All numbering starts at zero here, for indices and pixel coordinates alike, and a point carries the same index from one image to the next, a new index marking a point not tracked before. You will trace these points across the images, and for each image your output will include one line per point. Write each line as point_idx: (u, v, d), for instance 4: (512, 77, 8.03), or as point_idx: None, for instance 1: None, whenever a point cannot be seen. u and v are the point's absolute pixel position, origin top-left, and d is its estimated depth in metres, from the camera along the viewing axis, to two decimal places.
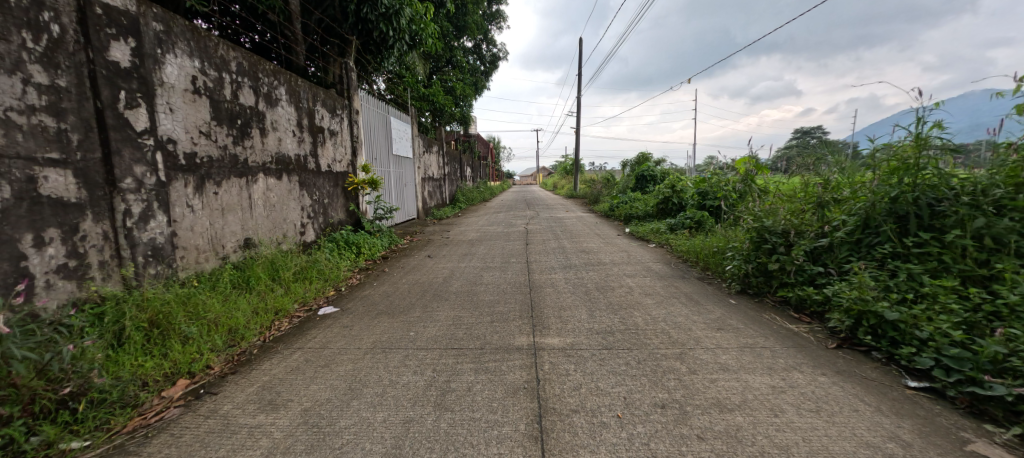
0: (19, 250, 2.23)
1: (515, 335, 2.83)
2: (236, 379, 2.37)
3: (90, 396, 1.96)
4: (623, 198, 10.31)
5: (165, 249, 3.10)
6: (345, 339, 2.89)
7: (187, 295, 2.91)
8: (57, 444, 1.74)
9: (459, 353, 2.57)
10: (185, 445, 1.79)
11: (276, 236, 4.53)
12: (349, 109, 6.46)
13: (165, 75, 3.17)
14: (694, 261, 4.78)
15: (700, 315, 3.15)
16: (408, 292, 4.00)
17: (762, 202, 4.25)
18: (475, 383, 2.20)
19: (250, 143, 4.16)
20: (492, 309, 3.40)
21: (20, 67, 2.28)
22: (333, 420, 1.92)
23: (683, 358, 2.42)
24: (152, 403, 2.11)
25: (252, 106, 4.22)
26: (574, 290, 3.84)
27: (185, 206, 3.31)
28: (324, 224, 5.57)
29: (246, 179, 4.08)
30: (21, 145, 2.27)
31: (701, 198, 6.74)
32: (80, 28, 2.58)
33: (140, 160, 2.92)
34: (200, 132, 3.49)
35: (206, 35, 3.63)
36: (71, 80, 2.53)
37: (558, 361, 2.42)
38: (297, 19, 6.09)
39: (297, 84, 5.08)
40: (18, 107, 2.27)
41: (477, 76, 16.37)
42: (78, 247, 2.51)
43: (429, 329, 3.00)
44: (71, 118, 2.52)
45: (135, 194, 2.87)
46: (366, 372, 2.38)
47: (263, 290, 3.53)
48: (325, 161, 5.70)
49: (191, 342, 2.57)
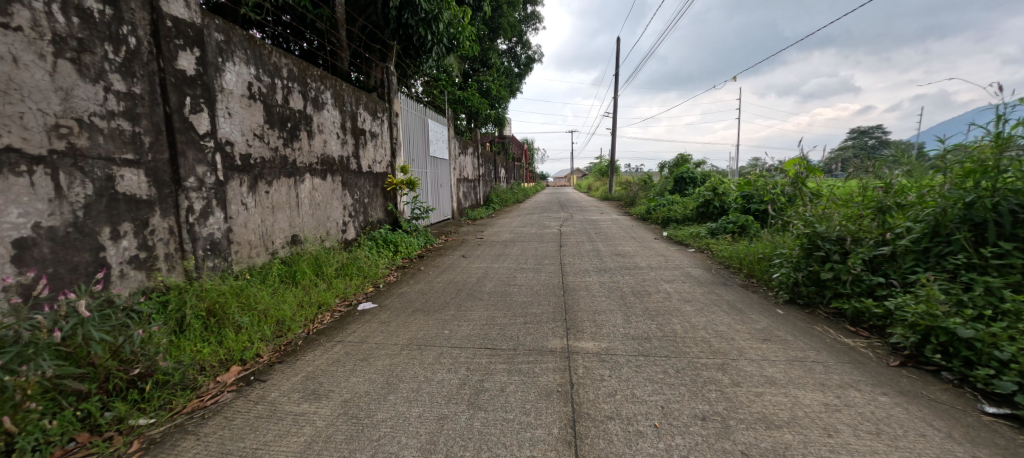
0: (98, 242, 2.44)
1: (549, 337, 2.82)
2: (283, 368, 2.50)
3: (155, 377, 2.12)
4: (660, 200, 10.01)
5: (221, 243, 3.31)
6: (382, 335, 2.97)
7: (239, 288, 3.10)
8: (127, 420, 1.89)
9: (493, 353, 2.59)
10: (237, 428, 1.90)
11: (320, 233, 4.74)
12: (390, 111, 6.67)
13: (224, 82, 3.41)
14: (736, 267, 4.60)
15: (745, 324, 3.01)
16: (443, 291, 4.07)
17: (814, 205, 4.01)
18: (508, 383, 2.20)
19: (299, 144, 4.39)
20: (526, 310, 3.41)
21: (103, 76, 2.50)
22: (372, 412, 1.98)
23: (725, 369, 2.32)
24: (208, 387, 2.26)
25: (301, 110, 4.44)
26: (609, 295, 3.76)
27: (240, 204, 3.52)
28: (364, 223, 5.77)
29: (295, 178, 4.30)
30: (103, 147, 2.49)
31: (745, 201, 6.49)
32: (153, 40, 2.81)
33: (202, 161, 3.13)
34: (255, 135, 3.72)
35: (261, 44, 3.86)
36: (144, 87, 2.75)
37: (593, 365, 2.39)
38: (341, 26, 6.35)
39: (342, 88, 5.30)
40: (101, 113, 2.48)
41: (511, 78, 16.41)
42: (147, 240, 2.73)
43: (463, 328, 3.04)
44: (145, 122, 2.74)
45: (197, 192, 3.09)
46: (402, 368, 2.44)
47: (307, 285, 3.71)
48: (366, 161, 5.92)
49: (243, 331, 2.74)
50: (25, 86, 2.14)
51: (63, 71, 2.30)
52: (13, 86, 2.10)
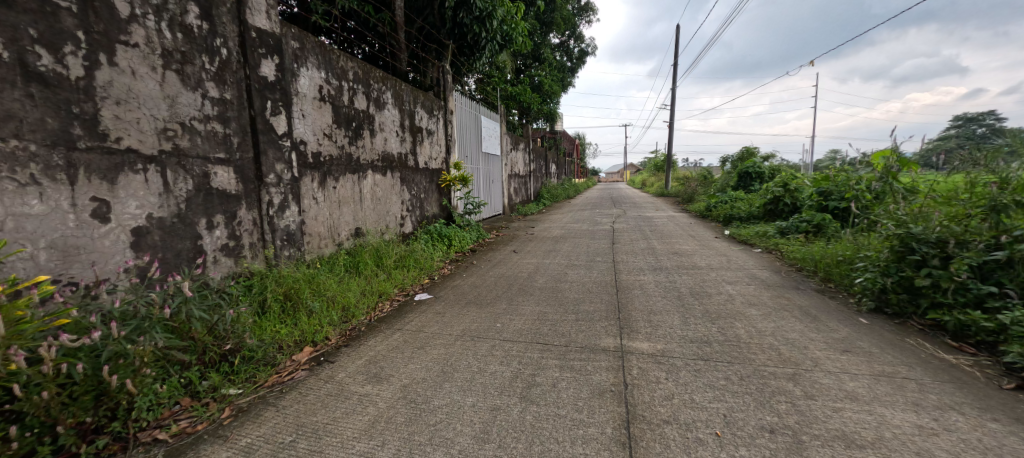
0: (197, 232, 2.76)
1: (602, 336, 2.79)
2: (349, 351, 2.69)
3: (243, 353, 2.37)
4: (722, 196, 9.47)
5: (296, 234, 3.61)
6: (438, 325, 3.09)
7: (311, 276, 3.36)
8: (221, 389, 2.13)
9: (545, 348, 2.61)
10: (311, 403, 2.08)
11: (380, 227, 5.01)
12: (445, 109, 6.88)
13: (299, 86, 3.69)
14: (811, 270, 4.25)
15: (821, 332, 2.78)
16: (495, 285, 4.15)
17: (907, 203, 3.60)
18: (561, 380, 2.21)
19: (363, 142, 4.65)
20: (578, 307, 3.39)
21: (201, 84, 2.81)
22: (428, 398, 2.07)
23: (797, 380, 2.17)
24: (286, 364, 2.49)
25: (365, 110, 4.70)
26: (665, 295, 3.63)
27: (311, 199, 3.81)
28: (420, 217, 6.01)
29: (359, 175, 4.57)
30: (200, 147, 2.80)
31: (822, 198, 5.97)
32: (240, 50, 3.10)
33: (281, 159, 3.42)
34: (325, 134, 4.01)
35: (330, 49, 4.13)
36: (234, 93, 3.06)
37: (648, 367, 2.34)
38: (400, 28, 6.61)
39: (401, 88, 5.54)
40: (199, 117, 2.79)
41: (563, 72, 16.23)
42: (235, 231, 3.04)
43: (515, 322, 3.09)
44: (234, 124, 3.05)
45: (276, 188, 3.38)
46: (457, 358, 2.53)
47: (369, 275, 3.94)
48: (423, 158, 6.15)
49: (314, 315, 2.98)
50: (142, 95, 2.45)
51: (170, 81, 2.61)
52: (134, 96, 2.41)
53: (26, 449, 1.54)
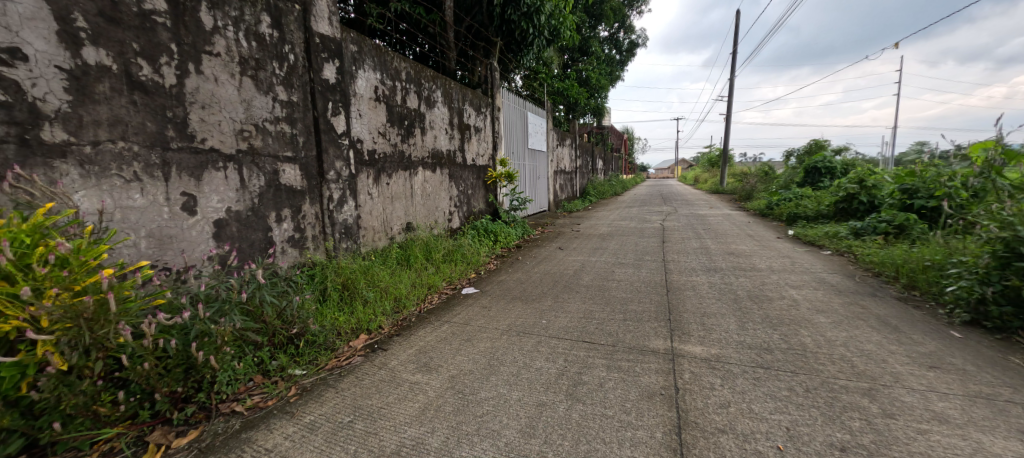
0: (267, 224, 3.01)
1: (651, 337, 2.72)
2: (400, 340, 2.82)
3: (306, 337, 2.55)
4: (785, 194, 8.85)
5: (353, 228, 3.82)
6: (484, 319, 3.16)
7: (366, 267, 3.55)
8: (287, 369, 2.31)
9: (591, 347, 2.59)
10: (367, 387, 2.22)
11: (430, 222, 5.18)
12: (492, 106, 6.96)
13: (357, 87, 3.89)
14: (890, 276, 3.88)
15: (902, 345, 2.54)
16: (540, 281, 4.16)
17: (1015, 203, 3.18)
18: (608, 380, 2.19)
19: (414, 140, 4.83)
20: (626, 307, 3.32)
21: (272, 88, 3.05)
22: (476, 390, 2.14)
23: (872, 395, 2.01)
24: (344, 349, 2.65)
25: (416, 108, 4.87)
26: (720, 297, 3.47)
27: (366, 194, 4.02)
28: (467, 213, 6.15)
29: (410, 171, 4.75)
30: (271, 146, 3.04)
31: (906, 196, 5.41)
32: (305, 55, 3.32)
33: (340, 156, 3.63)
34: (379, 133, 4.20)
35: (385, 51, 4.32)
36: (300, 96, 3.28)
37: (701, 372, 2.26)
38: (450, 27, 6.76)
39: (451, 86, 5.67)
40: (270, 119, 3.03)
41: (611, 65, 15.85)
42: (300, 223, 3.27)
43: (560, 319, 3.09)
44: (299, 125, 3.27)
45: (336, 184, 3.60)
46: (503, 352, 2.58)
47: (419, 268, 4.09)
48: (471, 155, 6.27)
49: (369, 305, 3.15)
50: (223, 100, 2.70)
51: (246, 86, 2.85)
52: (216, 100, 2.66)
53: (130, 412, 1.76)
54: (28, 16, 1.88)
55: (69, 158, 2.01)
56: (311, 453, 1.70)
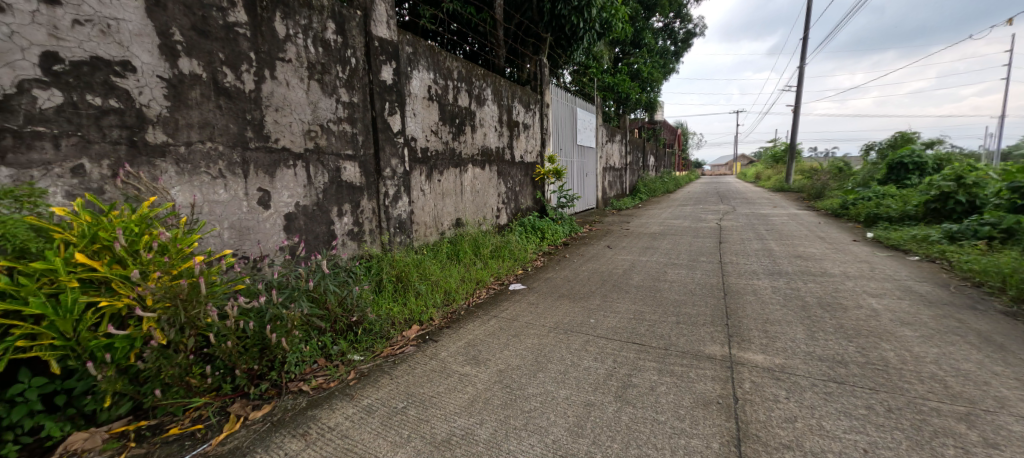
0: (330, 218, 3.21)
1: (707, 342, 2.61)
2: (450, 332, 2.92)
3: (364, 326, 2.70)
4: (863, 192, 8.09)
5: (406, 223, 3.99)
6: (532, 315, 3.19)
7: (418, 261, 3.70)
8: (347, 354, 2.46)
9: (642, 349, 2.53)
10: (420, 376, 2.32)
11: (478, 218, 5.28)
12: (541, 103, 6.94)
13: (412, 87, 4.05)
14: (992, 286, 3.44)
15: (1007, 366, 2.25)
16: (589, 280, 4.12)
17: None
18: (659, 384, 2.14)
19: (465, 138, 4.94)
20: (678, 309, 3.21)
21: (335, 91, 3.24)
22: (523, 386, 2.16)
23: (969, 421, 1.80)
24: (397, 338, 2.78)
25: (467, 107, 4.98)
26: (784, 303, 3.26)
27: (419, 191, 4.17)
28: (515, 210, 6.20)
29: (460, 168, 4.87)
30: (334, 145, 3.24)
31: (1017, 196, 4.75)
32: (365, 58, 3.51)
33: (395, 154, 3.80)
34: (432, 131, 4.34)
35: (438, 51, 4.44)
36: (360, 97, 3.47)
37: (763, 382, 2.14)
38: (500, 25, 6.82)
39: (501, 84, 5.73)
40: (333, 119, 3.23)
41: (665, 57, 15.22)
42: (358, 218, 3.47)
43: (609, 319, 3.04)
44: (359, 125, 3.46)
45: (391, 181, 3.77)
46: (550, 349, 2.59)
47: (468, 263, 4.19)
48: (519, 152, 6.30)
49: (421, 297, 3.28)
50: (293, 102, 2.92)
51: (313, 89, 3.06)
52: (287, 103, 2.88)
53: (215, 384, 1.96)
54: (136, 32, 2.12)
55: (167, 158, 2.26)
56: (369, 434, 1.81)
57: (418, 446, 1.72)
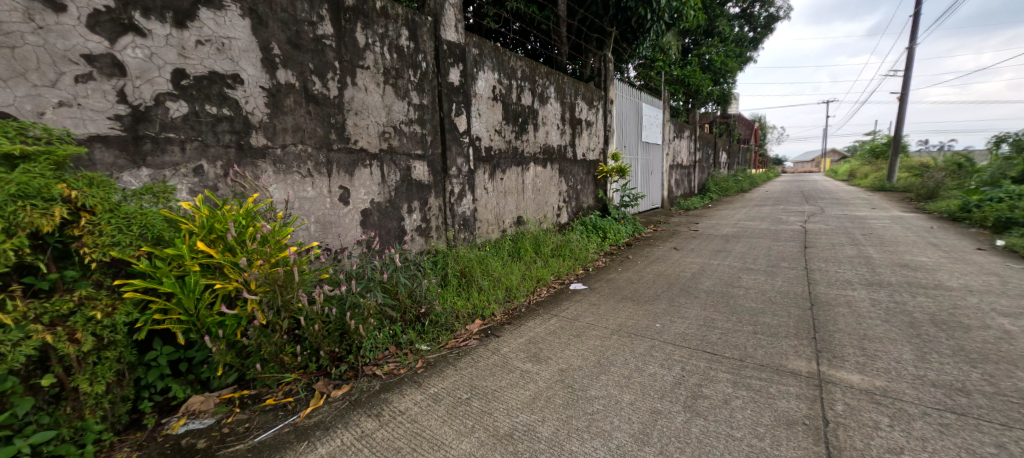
0: (400, 214, 3.41)
1: (789, 356, 2.41)
2: (512, 329, 2.97)
3: (430, 318, 2.83)
4: (991, 192, 6.93)
5: (470, 220, 4.12)
6: (594, 316, 3.15)
7: (481, 257, 3.81)
8: (415, 343, 2.61)
9: (714, 359, 2.40)
10: (483, 369, 2.40)
11: (539, 216, 5.31)
12: (605, 99, 6.80)
13: (477, 88, 4.16)
14: None
15: None
16: (654, 283, 3.97)
17: None
18: (734, 398, 2.02)
19: (527, 136, 4.98)
20: (754, 318, 3.00)
21: (407, 94, 3.43)
22: (585, 387, 2.15)
23: None
24: (461, 331, 2.89)
25: (530, 105, 5.01)
26: (884, 318, 2.91)
27: (483, 189, 4.29)
28: (576, 208, 6.15)
29: (522, 166, 4.92)
30: (405, 146, 3.44)
31: None
32: (434, 62, 3.67)
33: (461, 153, 3.94)
34: (496, 131, 4.43)
35: (503, 51, 4.52)
36: (429, 99, 3.64)
37: (860, 405, 1.93)
38: (563, 22, 6.77)
39: (564, 82, 5.69)
40: (405, 121, 3.42)
41: (742, 45, 14.16)
42: (426, 215, 3.65)
43: (676, 325, 2.92)
44: (428, 125, 3.63)
45: (457, 179, 3.91)
46: (613, 352, 2.54)
47: (529, 261, 4.24)
48: (582, 149, 6.22)
49: (483, 292, 3.37)
50: (371, 106, 3.13)
51: (388, 93, 3.27)
52: (366, 107, 3.10)
53: (303, 363, 2.18)
54: (243, 48, 2.41)
55: (266, 159, 2.54)
56: (436, 421, 1.90)
57: (482, 437, 1.78)
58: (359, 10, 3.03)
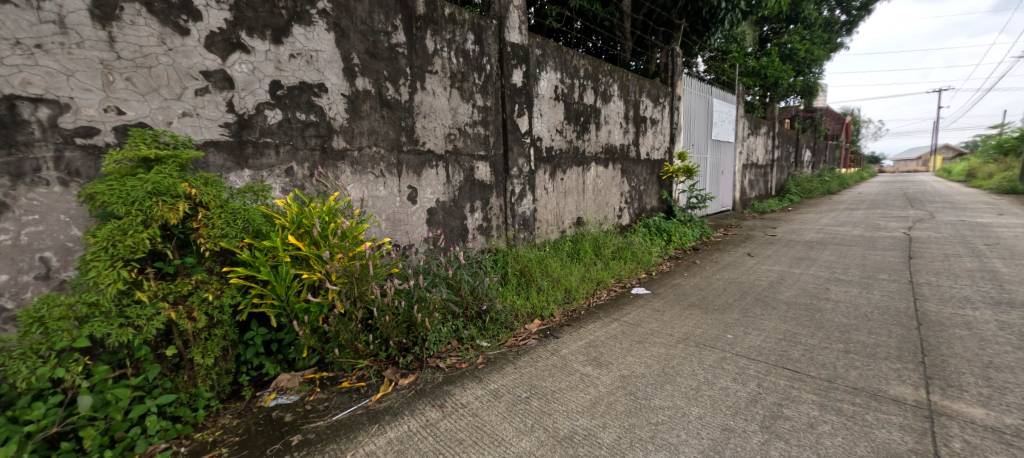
0: (463, 213, 3.53)
1: (888, 381, 2.15)
2: (571, 330, 2.96)
3: (491, 315, 2.89)
4: None
5: (529, 220, 4.16)
6: (657, 323, 3.04)
7: (541, 258, 3.83)
8: (476, 339, 2.68)
9: (796, 377, 2.21)
10: (543, 369, 2.41)
11: (600, 217, 5.22)
12: (672, 96, 6.50)
13: (539, 88, 4.18)
14: None
15: None
16: (725, 291, 3.74)
17: None
18: (821, 422, 1.84)
19: (589, 136, 4.91)
20: (844, 335, 2.71)
21: (472, 96, 3.54)
22: (649, 396, 2.09)
23: None
24: (521, 330, 2.93)
25: (592, 104, 4.94)
26: (1012, 344, 2.50)
27: (544, 189, 4.31)
28: (639, 210, 5.96)
29: (583, 166, 4.87)
30: (469, 147, 3.55)
31: None
32: (498, 64, 3.75)
33: (522, 154, 3.98)
34: (557, 131, 4.42)
35: (566, 50, 4.49)
36: (493, 101, 3.72)
37: (983, 444, 1.68)
38: (627, 17, 6.59)
39: (628, 79, 5.53)
40: (470, 123, 3.53)
41: (831, 31, 12.83)
42: (487, 214, 3.74)
43: (750, 337, 2.73)
44: (491, 126, 3.72)
45: (518, 179, 3.96)
46: (679, 362, 2.44)
47: (589, 262, 4.18)
48: (646, 149, 6.01)
49: (543, 293, 3.38)
50: (438, 109, 3.27)
51: (454, 96, 3.39)
52: (433, 110, 3.25)
53: (374, 351, 2.34)
54: (328, 60, 2.63)
55: (346, 161, 2.76)
56: (497, 417, 1.95)
57: (542, 438, 1.80)
58: (429, 18, 3.18)
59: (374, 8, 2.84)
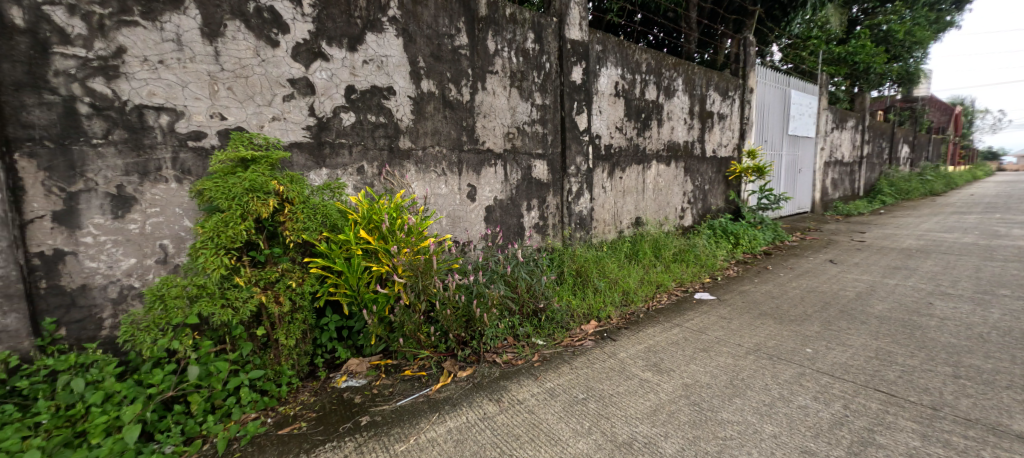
0: (520, 212, 3.56)
1: (1008, 413, 1.87)
2: (629, 334, 2.89)
3: (547, 313, 2.91)
4: None
5: (587, 219, 4.11)
6: (724, 331, 2.87)
7: (598, 258, 3.77)
8: (531, 337, 2.71)
9: (888, 401, 1.99)
10: (600, 371, 2.38)
11: (660, 218, 5.03)
12: (744, 89, 6.07)
13: (599, 85, 4.11)
14: None
15: None
16: (804, 300, 3.44)
17: None
18: (923, 454, 1.64)
19: (650, 133, 4.74)
20: (951, 358, 2.39)
21: (531, 95, 3.56)
22: (716, 409, 1.98)
23: None
24: (576, 330, 2.90)
25: (655, 100, 4.76)
26: None
27: (602, 188, 4.23)
28: (703, 210, 5.66)
29: (644, 165, 4.71)
30: (528, 145, 3.57)
31: None
32: (558, 62, 3.73)
33: (580, 152, 3.93)
34: (617, 128, 4.32)
35: (628, 45, 4.37)
36: (551, 99, 3.72)
37: None
38: (694, 6, 6.25)
39: (694, 72, 5.26)
40: (528, 121, 3.56)
41: (936, 9, 11.30)
42: (544, 212, 3.75)
43: (833, 353, 2.49)
44: (550, 125, 3.72)
45: (576, 178, 3.93)
46: (749, 374, 2.29)
47: (648, 264, 4.05)
48: (712, 146, 5.68)
49: (599, 294, 3.33)
50: (498, 109, 3.33)
51: (513, 96, 3.43)
52: (493, 110, 3.31)
53: (434, 342, 2.44)
54: (396, 64, 2.78)
55: (411, 160, 2.90)
56: (553, 416, 1.96)
57: (599, 441, 1.78)
58: (491, 19, 3.24)
59: (439, 13, 2.95)
